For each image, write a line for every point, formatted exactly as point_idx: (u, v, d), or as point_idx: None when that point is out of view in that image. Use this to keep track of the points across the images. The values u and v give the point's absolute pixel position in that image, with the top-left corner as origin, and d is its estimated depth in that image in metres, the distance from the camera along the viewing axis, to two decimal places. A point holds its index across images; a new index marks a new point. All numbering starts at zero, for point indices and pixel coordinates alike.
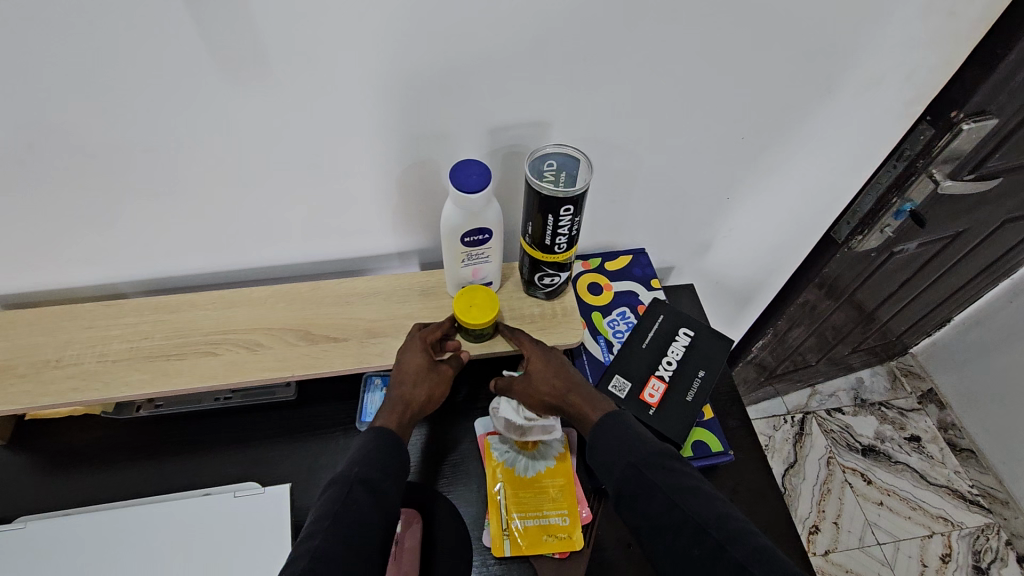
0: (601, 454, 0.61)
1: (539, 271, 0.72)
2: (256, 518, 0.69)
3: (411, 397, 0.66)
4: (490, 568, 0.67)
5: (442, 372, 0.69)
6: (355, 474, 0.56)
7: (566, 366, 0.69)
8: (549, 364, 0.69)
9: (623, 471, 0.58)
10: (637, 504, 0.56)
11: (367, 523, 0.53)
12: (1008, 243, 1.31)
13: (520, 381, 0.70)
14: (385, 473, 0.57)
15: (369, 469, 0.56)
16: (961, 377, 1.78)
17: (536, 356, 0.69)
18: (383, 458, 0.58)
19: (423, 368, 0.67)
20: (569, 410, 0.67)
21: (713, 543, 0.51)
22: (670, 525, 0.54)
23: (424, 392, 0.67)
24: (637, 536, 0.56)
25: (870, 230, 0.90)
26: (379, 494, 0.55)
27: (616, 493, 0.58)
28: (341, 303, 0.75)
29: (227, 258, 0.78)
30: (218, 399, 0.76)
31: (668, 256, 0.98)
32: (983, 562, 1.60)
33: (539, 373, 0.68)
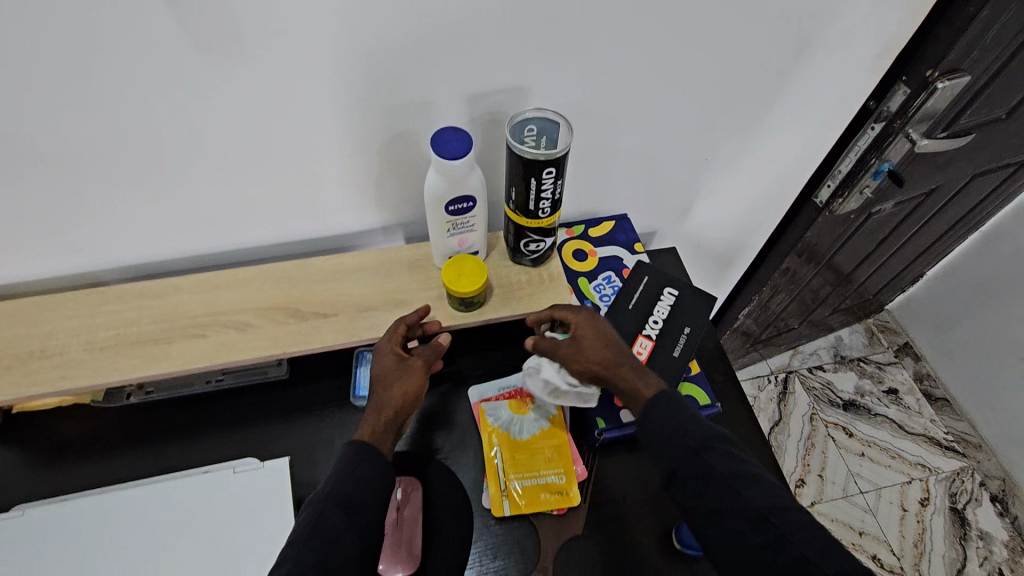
0: (653, 434, 0.60)
1: (524, 238, 0.72)
2: (256, 494, 0.69)
3: (386, 404, 0.62)
4: (491, 529, 0.69)
5: (414, 368, 0.66)
6: (327, 492, 0.53)
7: (613, 338, 0.68)
8: (596, 333, 0.68)
9: (679, 452, 0.58)
10: (694, 487, 0.56)
11: (341, 541, 0.50)
12: (978, 197, 1.35)
13: (565, 347, 0.69)
14: (359, 485, 0.55)
15: (344, 484, 0.54)
16: (934, 329, 1.84)
17: (584, 324, 0.69)
18: (362, 473, 0.56)
19: (393, 372, 0.65)
20: (620, 382, 0.66)
21: (774, 534, 0.51)
22: (729, 512, 0.53)
23: (399, 394, 0.63)
24: (691, 518, 0.56)
25: (850, 192, 0.92)
26: (354, 512, 0.53)
27: (669, 473, 0.58)
28: (328, 280, 0.75)
29: (210, 240, 0.77)
30: (209, 382, 0.75)
31: (650, 221, 1.00)
32: (959, 503, 1.68)
33: (597, 342, 0.68)
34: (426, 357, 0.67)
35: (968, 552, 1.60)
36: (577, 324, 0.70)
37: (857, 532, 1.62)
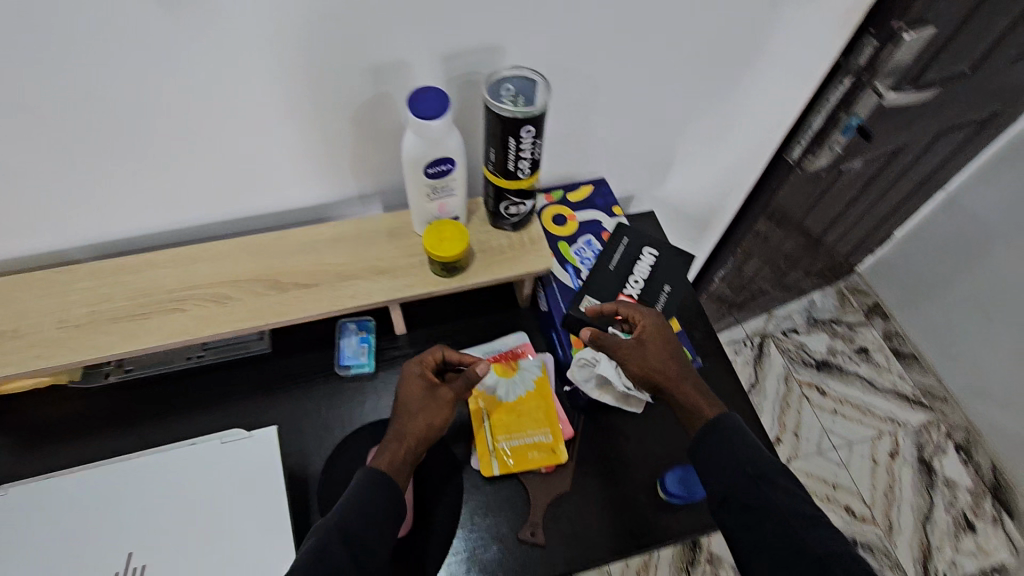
0: (711, 458, 0.63)
1: (503, 200, 0.72)
2: (244, 463, 0.63)
3: (408, 435, 0.63)
4: (481, 488, 0.70)
5: (442, 401, 0.65)
6: (337, 523, 0.54)
7: (678, 351, 0.70)
8: (663, 341, 0.70)
9: (736, 481, 0.60)
10: (747, 517, 0.57)
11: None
12: (941, 157, 1.39)
13: (630, 346, 0.69)
14: (368, 524, 0.55)
15: (351, 516, 0.55)
16: (902, 289, 1.90)
17: (653, 330, 0.70)
18: (370, 506, 0.56)
19: (422, 400, 0.65)
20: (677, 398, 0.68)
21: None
22: (782, 548, 0.54)
23: (422, 426, 0.64)
24: (740, 549, 0.57)
25: (822, 148, 0.95)
26: (356, 546, 0.53)
27: (721, 499, 0.60)
28: (306, 250, 0.73)
29: (183, 213, 0.75)
30: (190, 358, 0.75)
31: (627, 185, 1.00)
32: (927, 454, 1.75)
33: (657, 352, 0.69)
34: (456, 390, 0.66)
35: (935, 499, 1.68)
36: (644, 327, 0.70)
37: (832, 485, 1.69)
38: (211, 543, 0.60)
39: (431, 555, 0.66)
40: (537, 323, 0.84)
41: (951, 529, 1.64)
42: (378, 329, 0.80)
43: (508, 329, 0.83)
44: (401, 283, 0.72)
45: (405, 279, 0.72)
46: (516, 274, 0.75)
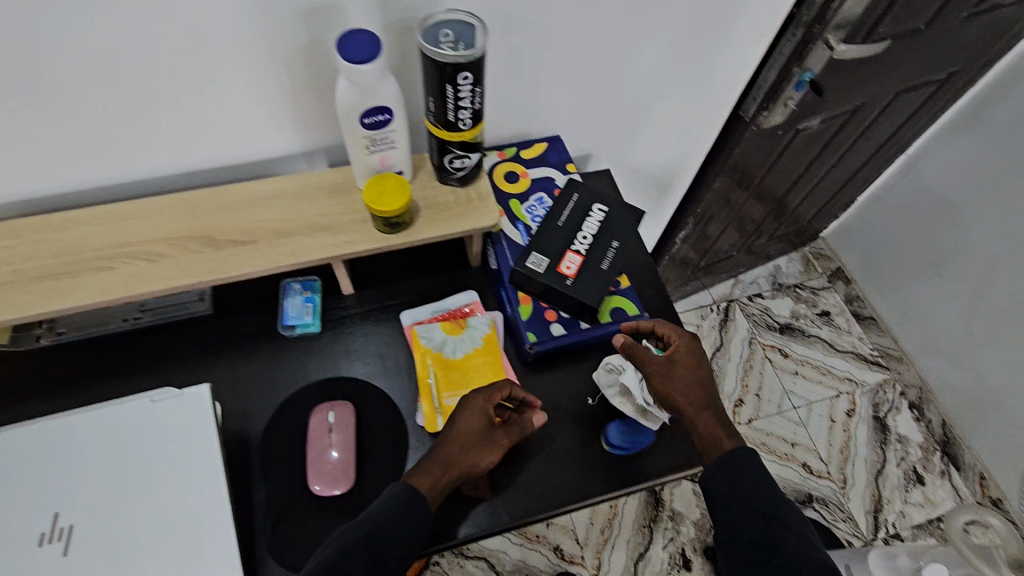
0: (722, 489, 0.65)
1: (447, 153, 0.70)
2: (177, 421, 0.60)
3: (456, 463, 0.64)
4: (426, 444, 0.70)
5: (496, 442, 0.67)
6: (367, 534, 0.57)
7: (707, 379, 0.70)
8: (693, 364, 0.71)
9: (751, 518, 0.63)
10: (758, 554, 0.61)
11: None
12: (899, 119, 1.41)
13: (660, 363, 0.70)
14: (395, 541, 0.58)
15: (380, 528, 0.58)
16: (862, 252, 1.94)
17: (684, 352, 0.71)
18: (399, 520, 0.59)
19: (478, 432, 0.66)
20: (695, 423, 0.68)
21: None
22: None
23: (473, 459, 0.65)
24: None
25: (775, 104, 0.97)
26: (377, 559, 0.57)
27: (733, 533, 0.63)
28: (245, 206, 0.71)
29: (112, 170, 0.71)
30: (127, 320, 0.73)
31: (584, 143, 0.98)
32: (881, 412, 1.81)
33: (683, 376, 0.70)
34: (511, 435, 0.68)
35: (887, 454, 1.75)
36: (676, 349, 0.71)
37: (790, 443, 1.74)
38: (144, 503, 0.57)
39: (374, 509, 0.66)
40: (488, 282, 0.83)
41: (901, 482, 1.71)
42: (324, 288, 0.79)
43: (458, 287, 0.82)
44: (343, 239, 0.70)
45: (347, 235, 0.70)
46: (461, 231, 0.73)
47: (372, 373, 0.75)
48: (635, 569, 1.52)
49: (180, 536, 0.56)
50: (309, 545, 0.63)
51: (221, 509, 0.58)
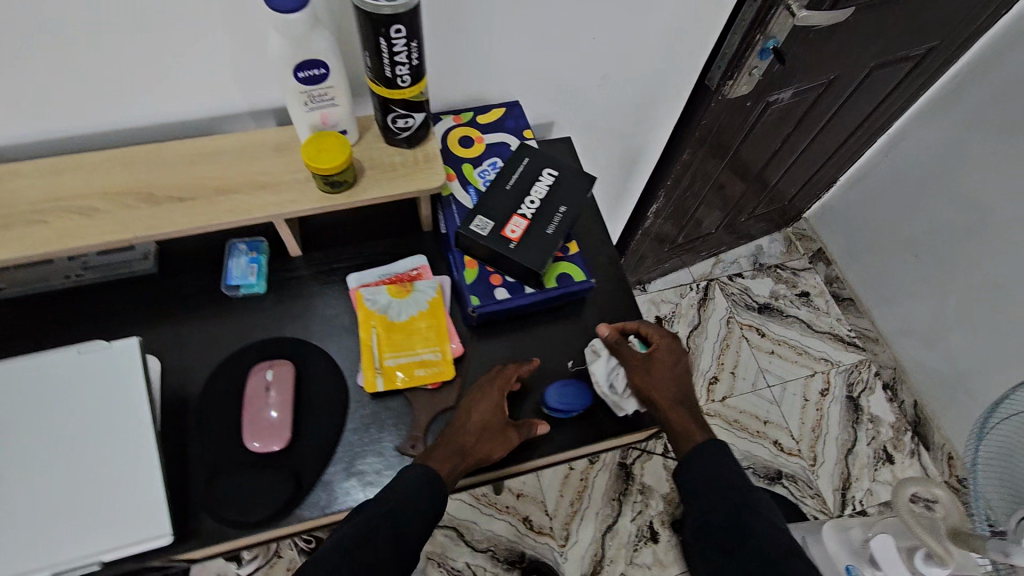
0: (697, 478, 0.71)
1: (390, 112, 0.69)
2: (103, 373, 0.61)
3: (476, 451, 0.67)
4: (367, 404, 0.71)
5: (509, 430, 0.69)
6: (387, 508, 0.61)
7: (681, 376, 0.77)
8: (672, 360, 0.76)
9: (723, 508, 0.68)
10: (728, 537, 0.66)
11: (381, 562, 0.59)
12: (878, 96, 1.39)
13: (642, 358, 0.75)
14: (413, 515, 0.62)
15: (402, 506, 0.62)
16: (843, 232, 1.93)
17: (664, 350, 0.77)
18: (419, 497, 0.63)
19: (493, 420, 0.69)
20: (671, 417, 0.73)
21: None
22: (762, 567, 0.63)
23: (494, 448, 0.68)
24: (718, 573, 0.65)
25: (739, 72, 0.95)
26: (399, 533, 0.61)
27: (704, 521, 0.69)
28: (184, 163, 0.70)
29: (50, 126, 0.68)
30: (68, 278, 0.73)
31: (545, 110, 0.97)
32: (855, 392, 1.82)
33: (662, 372, 0.75)
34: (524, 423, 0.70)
35: (858, 434, 1.76)
36: (658, 347, 0.77)
37: (763, 421, 1.75)
38: (73, 453, 0.58)
39: (309, 468, 0.66)
40: (438, 248, 0.82)
41: (871, 461, 1.72)
42: (271, 251, 0.78)
43: (407, 252, 0.81)
44: (284, 198, 0.69)
45: (287, 194, 0.69)
46: (406, 192, 0.72)
47: (316, 335, 0.75)
48: (603, 540, 1.53)
49: (113, 482, 0.58)
50: (240, 500, 0.64)
51: (152, 457, 0.59)
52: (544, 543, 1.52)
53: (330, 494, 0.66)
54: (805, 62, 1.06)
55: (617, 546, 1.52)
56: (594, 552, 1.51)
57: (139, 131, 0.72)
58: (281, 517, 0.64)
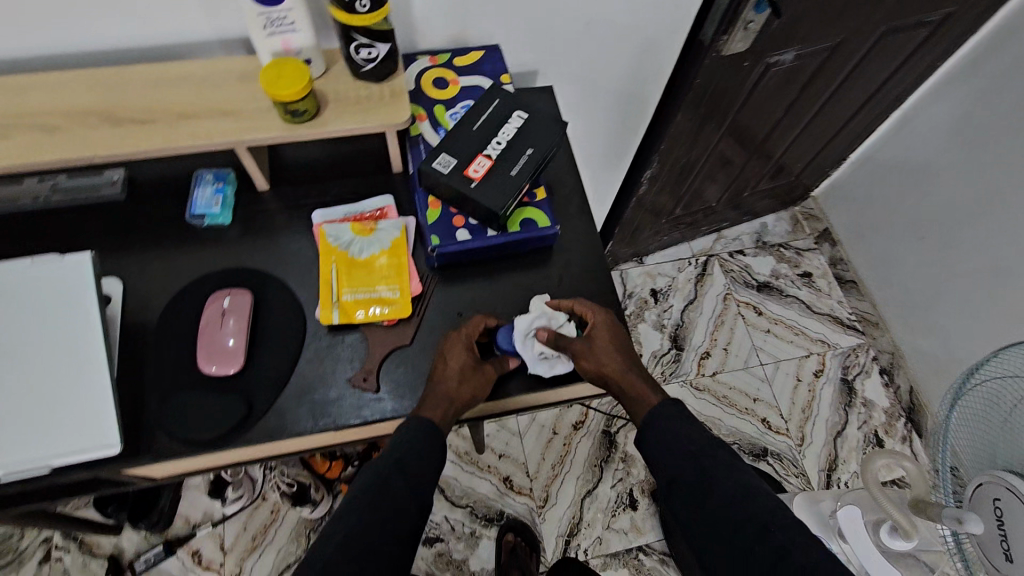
0: (655, 442, 0.72)
1: (352, 41, 0.68)
2: (55, 284, 0.62)
3: (464, 394, 0.68)
4: (322, 337, 0.71)
5: (486, 369, 0.71)
6: (397, 460, 0.67)
7: (624, 343, 0.74)
8: (615, 331, 0.74)
9: (684, 464, 0.70)
10: (691, 496, 0.69)
11: (402, 507, 0.65)
12: (891, 65, 1.34)
13: (583, 345, 0.72)
14: (420, 459, 0.67)
15: (407, 459, 0.66)
16: (851, 212, 1.88)
17: (604, 328, 0.73)
18: (419, 445, 0.66)
19: (470, 364, 0.69)
20: (626, 389, 0.72)
21: (773, 542, 0.63)
22: (729, 518, 0.66)
23: (479, 388, 0.69)
24: (691, 528, 0.69)
25: (733, 26, 0.92)
26: (410, 476, 0.67)
27: (668, 481, 0.71)
28: (148, 86, 0.70)
29: (15, 43, 0.68)
30: (37, 198, 0.74)
31: (528, 58, 0.95)
32: (850, 375, 1.78)
33: (605, 350, 0.72)
34: (499, 362, 0.72)
35: (850, 417, 1.72)
36: (595, 324, 0.73)
37: (752, 399, 1.73)
38: (24, 359, 0.60)
39: (260, 394, 0.67)
40: (407, 189, 0.82)
41: (861, 444, 1.68)
42: (238, 183, 0.79)
43: (375, 191, 0.81)
44: (245, 126, 0.69)
45: (249, 122, 0.69)
46: (369, 126, 0.72)
47: (277, 266, 0.75)
48: (582, 504, 1.53)
49: (61, 390, 0.59)
50: (189, 419, 0.65)
51: (100, 367, 0.61)
52: (523, 504, 1.52)
53: (280, 419, 0.67)
54: (804, 20, 1.02)
55: (595, 510, 1.52)
56: (572, 515, 1.52)
57: (107, 53, 0.72)
58: (230, 438, 0.65)
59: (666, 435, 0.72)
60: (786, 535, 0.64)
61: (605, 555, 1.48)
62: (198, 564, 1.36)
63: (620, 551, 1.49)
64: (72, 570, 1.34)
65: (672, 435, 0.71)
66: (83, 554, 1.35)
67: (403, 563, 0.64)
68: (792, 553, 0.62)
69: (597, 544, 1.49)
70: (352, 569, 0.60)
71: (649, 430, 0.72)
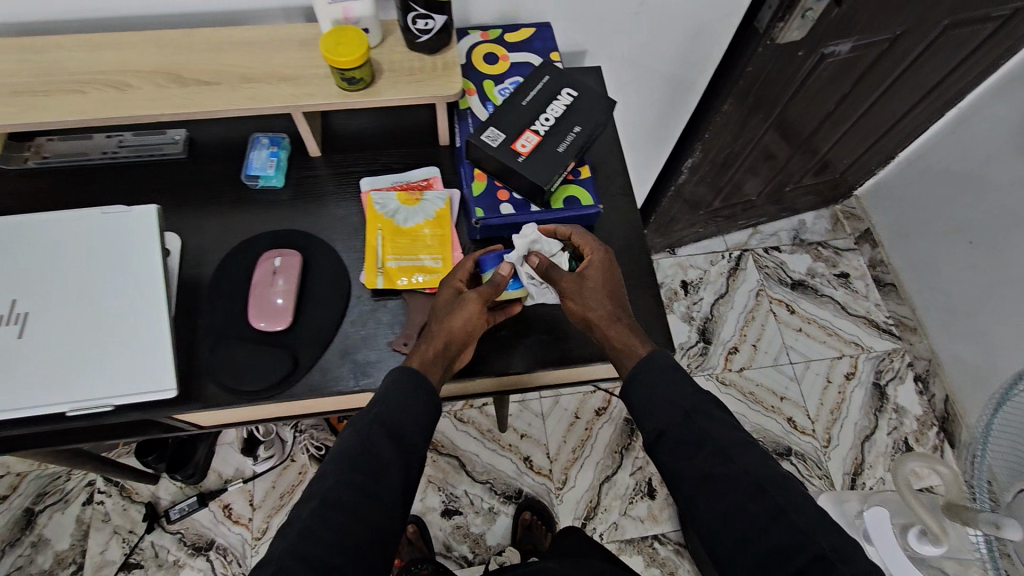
0: (642, 396, 0.68)
1: (410, 11, 0.69)
2: (120, 231, 0.65)
3: (438, 335, 0.68)
4: (365, 300, 0.73)
5: (463, 308, 0.68)
6: (378, 419, 0.63)
7: (616, 290, 0.72)
8: (611, 275, 0.73)
9: (673, 417, 0.66)
10: (682, 450, 0.64)
11: (386, 466, 0.62)
12: (951, 61, 1.29)
13: (571, 280, 0.71)
14: (409, 417, 0.65)
15: (393, 417, 0.64)
16: (894, 213, 1.83)
17: (598, 266, 0.72)
18: (407, 403, 0.65)
19: (443, 309, 0.69)
20: (612, 339, 0.70)
21: (771, 505, 0.59)
22: (720, 474, 0.62)
23: (457, 322, 0.67)
24: (679, 483, 0.64)
25: (791, 14, 0.90)
26: (398, 438, 0.64)
27: (658, 434, 0.66)
28: (214, 50, 0.73)
29: (93, 5, 0.72)
30: (105, 153, 0.78)
31: (578, 38, 0.95)
32: (883, 379, 1.75)
33: (594, 293, 0.71)
34: (479, 296, 0.68)
35: (880, 422, 1.68)
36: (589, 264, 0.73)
37: (779, 397, 1.70)
38: (91, 301, 0.63)
39: (306, 352, 0.70)
40: (453, 162, 0.83)
41: (889, 450, 1.64)
42: (292, 148, 0.81)
43: (421, 162, 0.82)
44: (304, 91, 0.71)
45: (307, 88, 0.71)
46: (423, 97, 0.73)
47: (325, 230, 0.77)
48: (600, 488, 1.54)
49: (125, 332, 0.63)
50: (239, 371, 0.67)
51: (159, 311, 0.64)
52: (541, 484, 1.54)
53: (322, 376, 0.69)
54: (866, 9, 0.99)
55: (612, 497, 1.53)
56: (589, 500, 1.53)
57: (178, 18, 0.75)
58: (276, 391, 0.68)
59: (648, 397, 0.67)
60: (787, 496, 0.60)
61: (620, 541, 1.49)
62: (229, 517, 1.42)
63: (636, 538, 1.49)
64: (112, 513, 1.41)
65: (659, 397, 0.67)
66: (123, 499, 1.43)
67: (389, 527, 0.60)
68: (789, 514, 0.58)
69: (613, 529, 1.50)
70: (332, 534, 0.57)
71: (632, 387, 0.68)
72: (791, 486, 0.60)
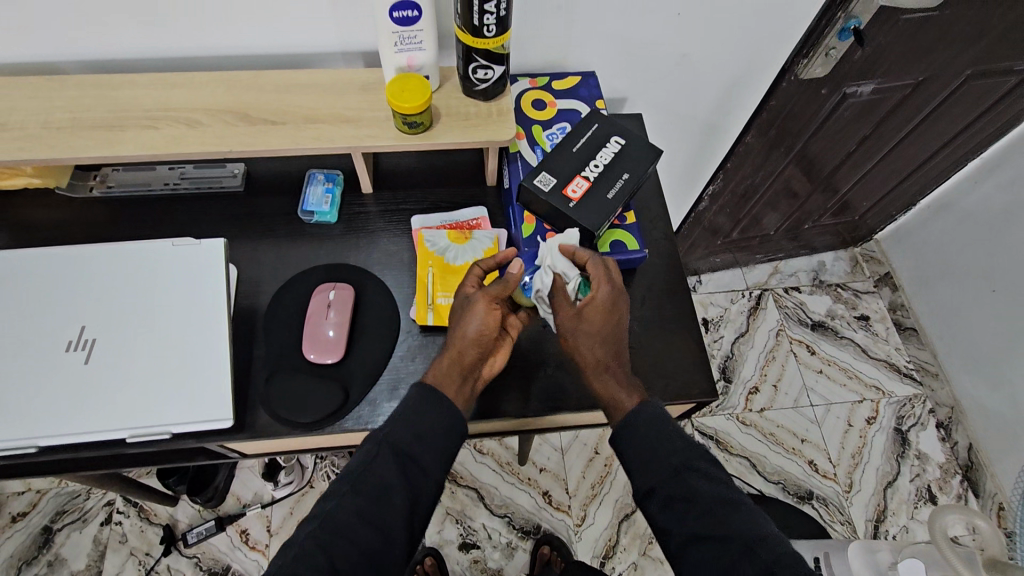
0: (636, 450, 0.64)
1: (471, 62, 0.72)
2: (189, 264, 0.69)
3: (457, 341, 0.67)
4: (414, 335, 0.75)
5: (479, 310, 0.68)
6: (387, 437, 0.62)
7: (612, 333, 0.70)
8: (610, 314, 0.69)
9: (664, 470, 0.62)
10: (673, 509, 0.60)
11: (390, 491, 0.59)
12: (972, 112, 1.32)
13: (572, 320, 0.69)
14: (422, 442, 0.62)
15: (407, 441, 0.62)
16: (914, 257, 1.85)
17: (605, 302, 0.69)
18: (422, 429, 0.63)
19: (461, 314, 0.68)
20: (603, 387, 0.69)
21: (762, 563, 0.56)
22: (704, 536, 0.58)
23: (470, 327, 0.67)
24: (671, 543, 0.60)
25: (814, 52, 0.94)
26: (406, 463, 0.61)
27: (649, 490, 0.62)
28: (280, 91, 0.76)
29: (168, 45, 0.75)
30: (167, 184, 0.81)
31: (620, 85, 0.99)
32: (905, 425, 1.73)
33: (591, 337, 0.69)
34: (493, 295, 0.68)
35: (902, 468, 1.66)
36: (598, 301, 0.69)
37: (800, 439, 1.69)
38: (153, 330, 0.66)
39: (357, 383, 0.71)
40: (499, 202, 0.86)
41: (911, 498, 1.62)
42: (345, 184, 0.84)
43: (469, 201, 0.85)
44: (366, 133, 0.74)
45: (368, 129, 0.74)
46: (478, 141, 0.76)
47: (376, 264, 0.80)
48: (619, 526, 1.52)
49: (184, 360, 0.66)
50: (292, 401, 0.69)
51: (219, 341, 0.67)
52: (559, 519, 1.53)
53: (370, 408, 0.70)
54: (889, 53, 1.02)
55: (631, 536, 1.51)
56: (608, 537, 1.51)
57: (246, 59, 0.79)
58: (327, 422, 0.69)
59: (638, 451, 0.64)
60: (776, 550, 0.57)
61: None
62: (245, 542, 1.41)
63: None
64: (129, 534, 1.41)
65: (650, 454, 0.63)
66: (141, 520, 1.42)
67: (389, 557, 0.58)
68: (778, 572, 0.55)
69: (632, 570, 1.47)
70: (319, 556, 0.56)
71: (625, 441, 0.65)
72: (784, 548, 0.57)
